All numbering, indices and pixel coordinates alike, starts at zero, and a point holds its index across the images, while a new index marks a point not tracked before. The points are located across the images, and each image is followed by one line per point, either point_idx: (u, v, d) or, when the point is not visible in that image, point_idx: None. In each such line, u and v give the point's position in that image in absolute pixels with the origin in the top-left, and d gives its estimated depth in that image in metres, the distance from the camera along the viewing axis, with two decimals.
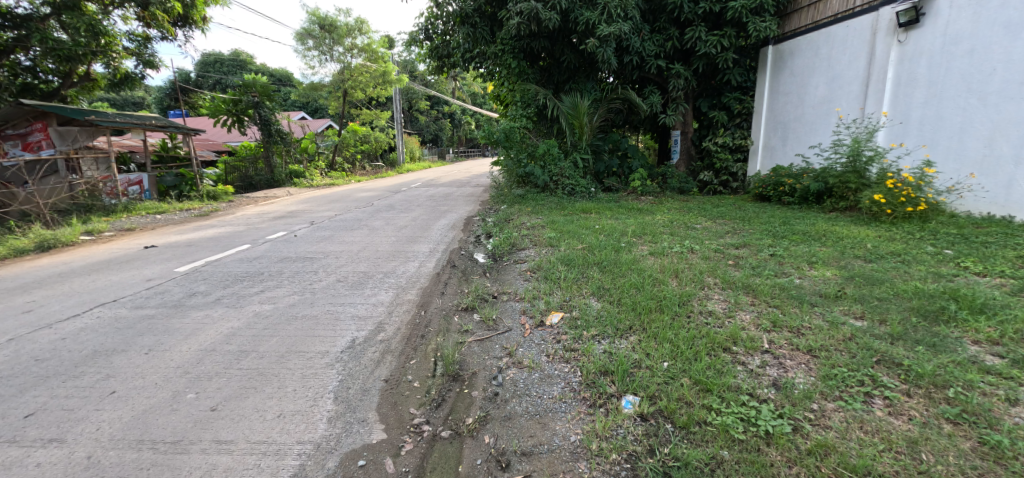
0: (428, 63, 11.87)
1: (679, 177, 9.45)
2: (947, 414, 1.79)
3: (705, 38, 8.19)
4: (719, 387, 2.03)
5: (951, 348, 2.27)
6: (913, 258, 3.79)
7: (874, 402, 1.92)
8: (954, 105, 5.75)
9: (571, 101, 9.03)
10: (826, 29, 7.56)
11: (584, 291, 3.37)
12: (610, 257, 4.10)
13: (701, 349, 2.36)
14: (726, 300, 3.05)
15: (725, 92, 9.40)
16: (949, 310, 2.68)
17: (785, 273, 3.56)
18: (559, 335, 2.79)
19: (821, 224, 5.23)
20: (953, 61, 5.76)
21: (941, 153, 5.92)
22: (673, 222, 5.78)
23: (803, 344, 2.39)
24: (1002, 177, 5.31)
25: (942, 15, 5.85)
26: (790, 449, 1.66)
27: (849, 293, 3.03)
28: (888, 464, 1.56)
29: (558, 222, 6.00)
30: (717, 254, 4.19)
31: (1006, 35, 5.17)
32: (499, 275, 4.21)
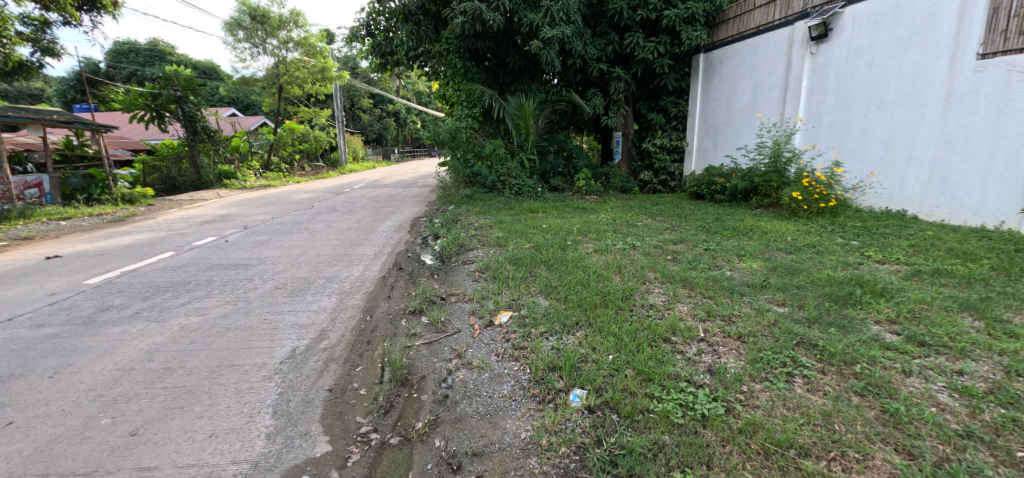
0: (371, 60, 11.51)
1: (621, 177, 9.79)
2: (855, 388, 2.00)
3: (643, 44, 8.57)
4: (661, 375, 2.14)
5: (858, 328, 2.54)
6: (826, 249, 4.19)
7: (796, 381, 2.10)
8: (858, 112, 6.43)
9: (516, 101, 9.09)
10: (749, 39, 8.17)
11: (532, 290, 3.41)
12: (557, 255, 4.19)
13: (644, 340, 2.47)
14: (666, 293, 3.21)
15: (661, 95, 9.88)
16: (855, 294, 2.99)
17: (718, 266, 3.81)
18: (508, 334, 2.80)
19: (749, 220, 5.64)
20: (855, 72, 6.45)
21: (847, 154, 6.61)
22: (616, 220, 5.99)
23: (734, 331, 2.56)
24: (896, 176, 6.01)
25: (847, 31, 6.53)
26: (723, 429, 1.79)
27: (773, 283, 3.29)
28: (807, 436, 1.72)
29: (506, 221, 6.03)
30: (657, 249, 4.41)
31: (898, 50, 5.87)
32: (447, 276, 4.16)
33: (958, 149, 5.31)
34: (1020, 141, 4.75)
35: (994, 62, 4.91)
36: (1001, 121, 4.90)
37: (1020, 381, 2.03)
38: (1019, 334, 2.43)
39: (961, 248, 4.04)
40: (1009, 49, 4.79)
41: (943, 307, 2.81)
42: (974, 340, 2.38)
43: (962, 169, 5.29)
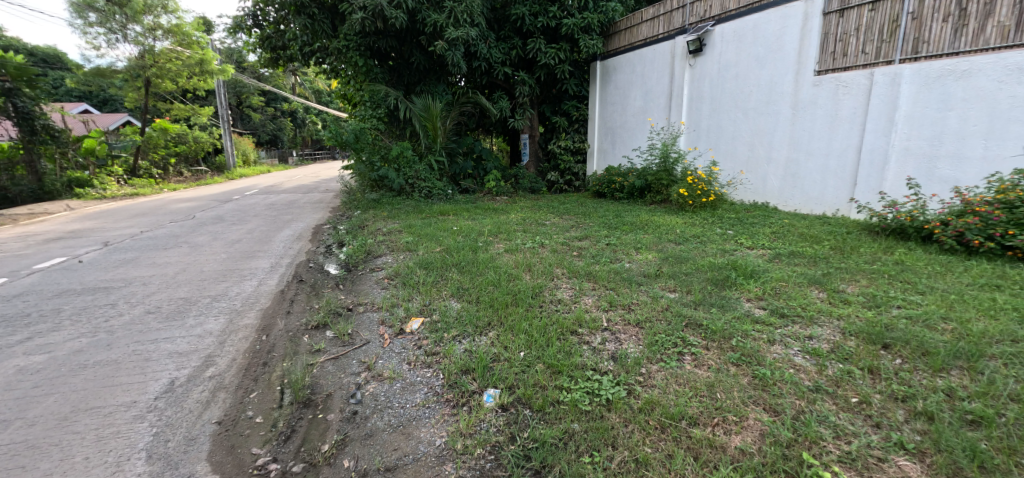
0: (260, 53, 10.50)
1: (529, 177, 10.08)
2: (733, 359, 2.27)
3: (544, 50, 8.92)
4: (569, 366, 2.24)
5: (733, 306, 2.91)
6: (707, 239, 4.71)
7: (685, 359, 2.32)
8: (728, 117, 7.34)
9: (423, 102, 8.91)
10: (639, 50, 8.91)
11: (444, 294, 3.37)
12: (468, 257, 4.19)
13: (554, 334, 2.57)
14: (572, 288, 3.37)
15: (563, 99, 10.35)
16: (731, 277, 3.41)
17: (618, 259, 4.10)
18: (420, 341, 2.74)
19: (644, 215, 6.15)
20: (724, 83, 7.35)
21: (722, 154, 7.53)
22: (526, 219, 6.17)
23: (633, 318, 2.77)
24: (759, 174, 6.98)
25: (716, 47, 7.41)
26: (626, 410, 1.92)
27: (665, 271, 3.62)
28: (695, 407, 1.93)
29: (416, 225, 5.89)
30: (564, 246, 4.61)
31: (757, 65, 6.81)
32: (354, 285, 3.95)
33: (803, 150, 6.33)
34: (847, 143, 5.82)
35: (827, 78, 5.94)
36: (833, 127, 5.95)
37: (851, 340, 2.48)
38: (849, 301, 2.97)
39: (808, 233, 4.80)
40: (836, 68, 5.88)
41: (795, 283, 3.32)
42: (819, 308, 2.85)
43: (807, 167, 6.31)
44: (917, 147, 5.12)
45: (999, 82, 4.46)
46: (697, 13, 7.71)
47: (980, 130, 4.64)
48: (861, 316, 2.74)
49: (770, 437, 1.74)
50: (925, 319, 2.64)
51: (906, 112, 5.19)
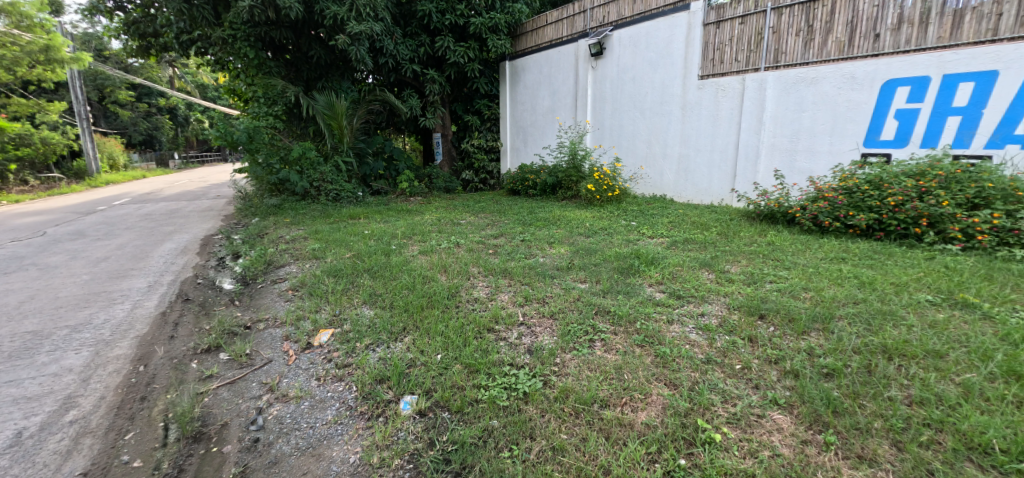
0: (125, 41, 9.09)
1: (444, 177, 9.95)
2: (638, 342, 2.44)
3: (453, 48, 8.84)
4: (486, 364, 2.25)
5: (637, 291, 3.14)
6: (614, 230, 5.02)
7: (596, 345, 2.46)
8: (628, 117, 7.88)
9: (326, 99, 8.36)
10: (545, 51, 9.20)
11: (355, 302, 3.20)
12: (381, 261, 4.02)
13: (471, 333, 2.57)
14: (489, 286, 3.39)
15: (475, 98, 10.36)
16: (635, 265, 3.67)
17: (532, 254, 4.21)
18: (330, 353, 2.58)
19: (556, 211, 6.37)
20: (623, 85, 7.87)
21: (624, 151, 8.07)
22: (441, 219, 6.08)
23: (547, 310, 2.87)
24: (657, 169, 7.60)
25: (614, 51, 7.90)
26: (542, 400, 1.98)
27: (577, 263, 3.79)
28: (605, 389, 2.05)
29: (323, 231, 5.52)
30: (480, 245, 4.63)
31: (651, 69, 7.39)
32: (252, 300, 3.60)
33: (692, 146, 7.02)
34: (727, 140, 6.59)
35: (709, 82, 6.64)
36: (715, 125, 6.69)
37: (735, 313, 2.80)
38: (732, 280, 3.35)
39: (699, 221, 5.32)
40: (715, 73, 6.59)
41: (689, 267, 3.67)
42: (708, 288, 3.18)
43: (696, 162, 7.01)
44: (781, 143, 5.97)
45: (838, 89, 5.39)
46: (597, 19, 8.16)
47: (826, 128, 5.56)
48: (742, 292, 3.11)
49: (671, 409, 1.91)
50: (791, 291, 3.07)
51: (772, 113, 6.01)
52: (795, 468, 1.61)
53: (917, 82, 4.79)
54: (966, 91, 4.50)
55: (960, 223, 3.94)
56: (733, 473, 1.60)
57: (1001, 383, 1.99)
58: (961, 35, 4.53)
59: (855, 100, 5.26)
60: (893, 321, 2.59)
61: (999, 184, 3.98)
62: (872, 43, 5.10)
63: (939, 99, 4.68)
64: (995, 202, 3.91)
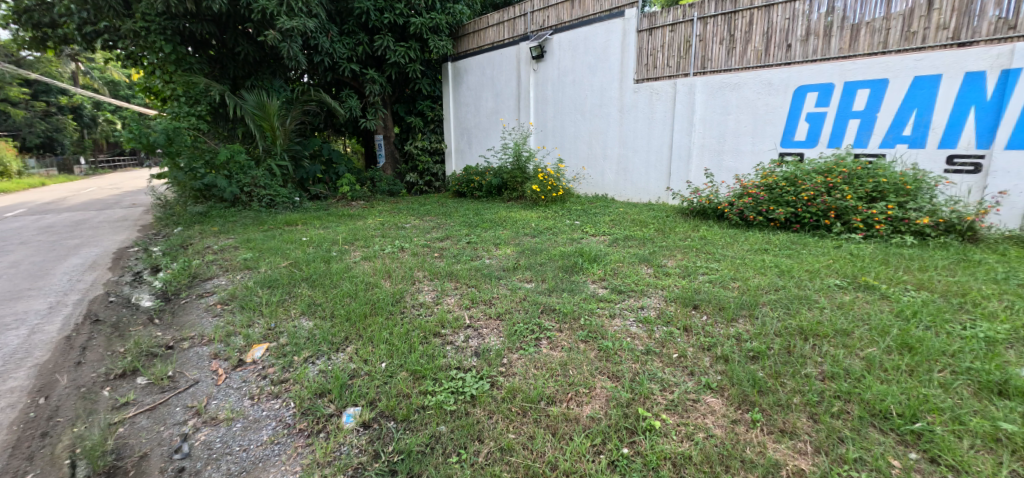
0: (13, 31, 8.04)
1: (387, 180, 9.67)
2: (583, 337, 2.51)
3: (393, 48, 8.63)
4: (433, 369, 2.22)
5: (580, 288, 3.23)
6: (558, 230, 5.14)
7: (542, 343, 2.50)
8: (569, 119, 8.09)
9: (256, 99, 7.86)
10: (487, 53, 9.23)
11: (293, 313, 3.04)
12: (320, 269, 3.85)
13: (416, 339, 2.52)
14: (434, 290, 3.34)
15: (417, 100, 10.19)
16: (578, 263, 3.77)
17: (478, 256, 4.21)
18: (265, 370, 2.43)
19: (502, 212, 6.41)
20: (564, 88, 8.07)
21: (566, 152, 8.27)
22: (384, 224, 5.91)
23: (494, 311, 2.88)
24: (598, 169, 7.85)
25: (555, 54, 8.07)
26: (490, 402, 1.99)
27: (522, 264, 3.83)
28: (551, 386, 2.09)
29: (255, 239, 5.19)
30: (425, 248, 4.55)
31: (589, 72, 7.63)
32: (175, 318, 3.30)
33: (630, 147, 7.32)
34: (661, 141, 6.94)
35: (644, 86, 6.96)
36: (651, 127, 7.03)
37: (671, 305, 2.96)
38: (669, 273, 3.53)
39: (639, 218, 5.56)
40: (649, 78, 6.93)
41: (629, 262, 3.83)
42: (647, 282, 3.34)
43: (634, 162, 7.33)
44: (709, 144, 6.39)
45: (757, 93, 5.86)
46: (537, 22, 8.30)
47: (748, 130, 6.02)
48: (677, 284, 3.29)
49: (614, 400, 1.98)
50: (721, 281, 3.29)
51: (701, 115, 6.42)
52: (727, 447, 1.72)
53: (823, 88, 5.32)
54: (863, 96, 5.06)
55: (862, 214, 4.40)
56: (672, 457, 1.68)
57: (895, 354, 2.26)
58: (858, 47, 5.08)
59: (772, 104, 5.74)
60: (808, 304, 2.85)
61: (892, 179, 4.49)
62: (785, 52, 5.59)
63: (841, 103, 5.22)
64: (889, 195, 4.41)
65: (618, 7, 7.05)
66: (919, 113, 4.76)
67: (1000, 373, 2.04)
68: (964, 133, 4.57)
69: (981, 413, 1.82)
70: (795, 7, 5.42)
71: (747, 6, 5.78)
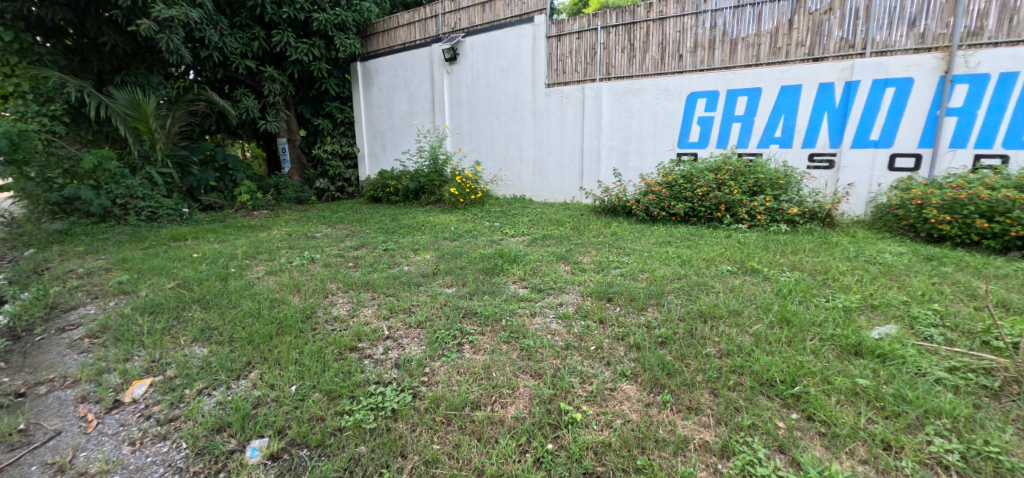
0: None
1: (294, 186, 8.94)
2: (505, 338, 2.53)
3: (294, 44, 8.02)
4: (349, 387, 2.10)
5: (501, 290, 3.26)
6: (478, 232, 5.14)
7: (464, 348, 2.48)
8: (485, 122, 8.14)
9: (128, 97, 6.85)
10: (398, 54, 8.98)
11: (183, 341, 2.69)
12: (216, 288, 3.45)
13: (330, 356, 2.37)
14: (350, 302, 3.16)
15: (325, 100, 9.60)
16: (498, 264, 3.80)
17: (396, 263, 4.06)
18: (149, 408, 2.11)
19: (421, 216, 6.25)
20: (479, 91, 8.10)
21: (483, 155, 8.32)
22: (291, 234, 5.48)
23: (414, 320, 2.79)
24: (515, 171, 7.99)
25: (468, 57, 8.07)
26: (412, 415, 1.92)
27: (442, 268, 3.77)
28: (475, 391, 2.07)
29: (134, 259, 4.52)
30: (338, 258, 4.29)
31: (503, 76, 7.74)
32: (27, 359, 2.71)
33: (545, 149, 7.56)
34: (573, 143, 7.26)
35: (555, 90, 7.22)
36: (563, 129, 7.31)
37: (587, 299, 3.09)
38: (585, 269, 3.69)
39: (555, 218, 5.75)
40: (559, 82, 7.21)
41: (548, 261, 3.94)
42: (565, 279, 3.46)
43: (549, 163, 7.57)
44: (616, 145, 6.81)
45: (656, 99, 6.36)
46: (449, 24, 8.23)
47: (649, 132, 6.51)
48: (592, 279, 3.45)
49: (537, 398, 2.02)
50: (631, 274, 3.51)
51: (608, 118, 6.81)
52: (643, 430, 1.83)
53: (710, 95, 5.92)
54: (743, 103, 5.72)
55: (746, 207, 4.96)
56: (593, 446, 1.75)
57: (777, 328, 2.57)
58: (736, 59, 5.72)
59: (668, 108, 6.27)
60: (706, 290, 3.14)
61: (767, 175, 5.13)
62: (678, 62, 6.14)
63: (725, 108, 5.85)
64: (766, 189, 5.03)
65: (527, 13, 7.23)
66: (786, 117, 5.49)
67: (855, 336, 2.41)
68: (820, 135, 5.37)
69: (843, 373, 2.14)
70: (684, 21, 5.97)
71: (644, 18, 6.26)
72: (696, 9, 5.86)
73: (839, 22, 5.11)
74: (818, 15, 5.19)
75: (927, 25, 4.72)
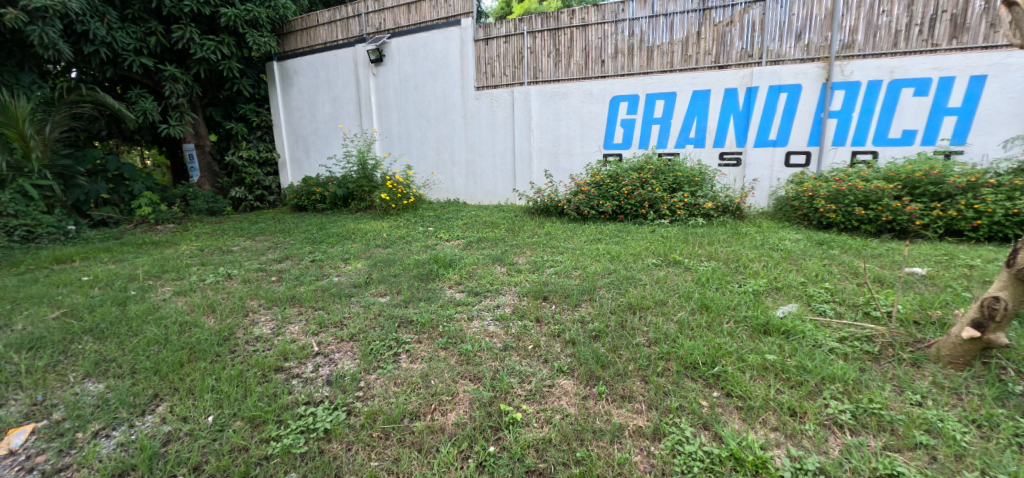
0: None
1: (205, 196, 8.16)
2: (443, 344, 2.50)
3: (199, 41, 7.32)
4: (276, 411, 1.96)
5: (437, 295, 3.21)
6: (412, 238, 5.02)
7: (401, 357, 2.41)
8: (415, 125, 7.98)
9: None
10: (319, 54, 8.53)
11: (72, 378, 2.34)
12: (113, 314, 3.06)
13: (253, 380, 2.19)
14: (274, 319, 2.94)
15: (238, 102, 8.88)
16: (434, 270, 3.74)
17: (325, 275, 3.85)
18: (30, 459, 1.81)
19: (350, 224, 5.99)
20: (407, 93, 7.92)
21: (415, 159, 8.14)
22: (203, 249, 5.00)
23: (346, 333, 2.66)
24: (448, 174, 7.91)
25: (395, 58, 7.86)
26: (347, 433, 1.83)
27: (375, 277, 3.64)
28: (414, 401, 2.02)
29: (2, 287, 3.86)
30: (259, 273, 3.99)
31: (431, 78, 7.64)
32: None
33: (477, 152, 7.57)
34: (505, 145, 7.33)
35: (485, 93, 7.26)
36: (494, 132, 7.36)
37: (524, 299, 3.14)
38: (520, 270, 3.74)
39: (490, 220, 5.77)
40: (489, 85, 7.26)
41: (484, 264, 3.94)
42: (501, 281, 3.49)
43: (482, 166, 7.59)
44: (547, 147, 6.99)
45: (582, 102, 6.61)
46: (373, 25, 7.97)
47: (577, 134, 6.76)
48: (528, 279, 3.51)
49: (477, 402, 2.01)
50: (565, 272, 3.62)
51: (538, 121, 6.97)
52: (581, 422, 1.89)
53: (631, 98, 6.26)
54: (661, 106, 6.11)
55: (667, 203, 5.30)
56: (534, 444, 1.78)
57: (697, 314, 2.78)
58: (653, 65, 6.11)
59: (594, 111, 6.55)
60: (634, 283, 3.32)
61: (684, 173, 5.54)
62: (600, 67, 6.42)
63: (645, 111, 6.22)
64: (684, 186, 5.42)
65: (453, 16, 7.21)
66: (699, 119, 5.95)
67: (763, 316, 2.68)
68: (728, 136, 5.88)
69: (754, 350, 2.36)
70: (605, 29, 6.27)
71: (568, 25, 6.48)
72: (615, 18, 6.19)
73: (740, 33, 5.63)
74: (721, 27, 5.69)
75: (810, 39, 5.34)
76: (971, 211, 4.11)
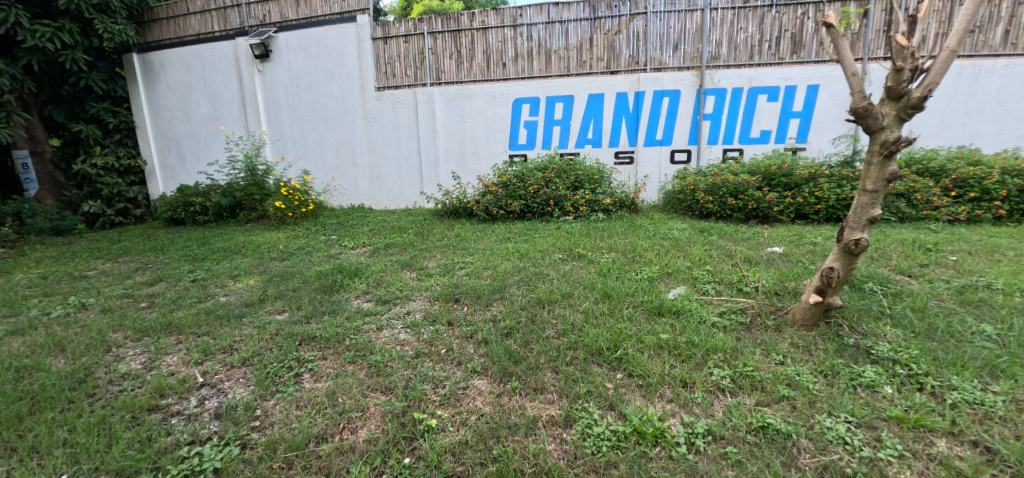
0: None
1: (47, 213, 6.81)
2: (350, 358, 2.37)
3: (29, 27, 6.08)
4: (151, 457, 1.71)
5: (343, 307, 3.04)
6: (313, 248, 4.69)
7: (304, 378, 2.24)
8: (311, 127, 7.45)
9: None
10: (192, 48, 7.58)
11: None
12: None
13: (119, 425, 1.88)
14: (146, 352, 2.56)
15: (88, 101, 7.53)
16: (338, 280, 3.54)
17: (209, 295, 3.44)
18: None
19: (239, 237, 5.42)
20: (300, 93, 7.36)
21: (312, 163, 7.59)
22: (46, 277, 4.16)
23: (236, 358, 2.40)
24: (350, 179, 7.51)
25: (283, 54, 7.26)
26: (243, 469, 1.66)
27: (270, 293, 3.34)
28: (320, 423, 1.90)
29: None
30: (124, 300, 3.44)
31: (326, 77, 7.18)
32: None
33: (381, 154, 7.29)
34: (410, 148, 7.16)
35: (386, 93, 7.01)
36: (398, 134, 7.14)
37: (435, 303, 3.10)
38: (430, 274, 3.68)
39: (398, 225, 5.60)
40: (390, 86, 7.03)
41: (392, 270, 3.82)
42: (410, 287, 3.40)
43: (387, 169, 7.32)
44: (453, 149, 6.97)
45: (485, 104, 6.69)
46: (256, 17, 7.28)
47: (482, 135, 6.83)
48: (438, 283, 3.47)
49: (389, 414, 1.95)
50: (475, 272, 3.64)
51: (443, 122, 6.91)
52: (496, 420, 1.92)
53: (533, 101, 6.48)
54: (560, 108, 6.42)
55: (570, 200, 5.58)
56: (451, 448, 1.77)
57: (600, 303, 2.97)
58: (551, 69, 6.39)
59: (498, 113, 6.67)
60: (542, 278, 3.45)
61: (584, 172, 5.87)
62: (502, 70, 6.56)
63: (547, 113, 6.48)
64: (585, 184, 5.75)
65: (348, 11, 6.87)
66: (595, 121, 6.36)
67: (657, 300, 2.95)
68: (621, 136, 6.36)
69: (650, 331, 2.58)
70: (504, 32, 6.42)
71: (468, 27, 6.51)
72: (513, 22, 6.36)
73: (626, 42, 6.11)
74: (610, 35, 6.13)
75: (685, 49, 5.98)
76: (813, 198, 4.91)
